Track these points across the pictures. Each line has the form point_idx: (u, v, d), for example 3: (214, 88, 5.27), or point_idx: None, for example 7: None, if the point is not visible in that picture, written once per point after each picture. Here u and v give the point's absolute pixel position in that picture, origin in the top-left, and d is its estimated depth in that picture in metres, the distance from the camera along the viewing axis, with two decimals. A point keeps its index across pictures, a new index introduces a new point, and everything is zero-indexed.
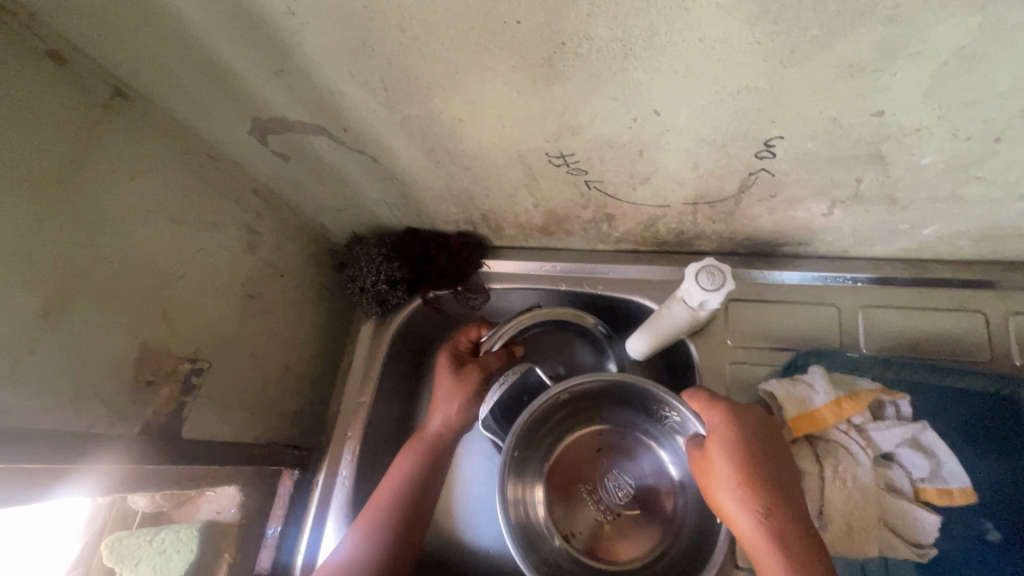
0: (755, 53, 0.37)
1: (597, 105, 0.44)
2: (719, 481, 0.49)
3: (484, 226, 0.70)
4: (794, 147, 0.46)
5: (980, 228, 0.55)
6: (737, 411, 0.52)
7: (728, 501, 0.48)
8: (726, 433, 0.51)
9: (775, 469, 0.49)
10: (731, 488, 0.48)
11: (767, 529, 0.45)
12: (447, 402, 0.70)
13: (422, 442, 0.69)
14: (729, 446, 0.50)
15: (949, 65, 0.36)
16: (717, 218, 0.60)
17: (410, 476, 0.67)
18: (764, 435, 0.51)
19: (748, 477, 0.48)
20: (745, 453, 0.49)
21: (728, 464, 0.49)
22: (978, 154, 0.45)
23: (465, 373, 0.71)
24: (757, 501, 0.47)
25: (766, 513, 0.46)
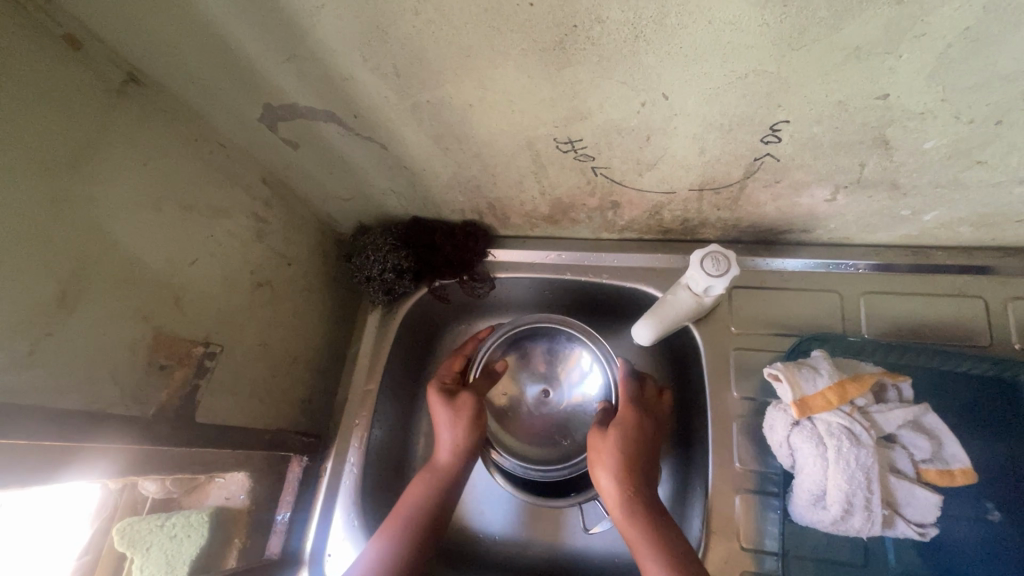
0: (764, 36, 0.37)
1: (606, 90, 0.45)
2: (601, 461, 0.59)
3: (490, 215, 0.70)
4: (799, 132, 0.47)
5: (980, 213, 0.56)
6: (627, 406, 0.64)
7: (603, 480, 0.59)
8: (617, 426, 0.61)
9: (646, 462, 0.60)
10: (606, 465, 0.59)
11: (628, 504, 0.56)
12: (452, 432, 0.65)
13: (435, 469, 0.64)
14: (614, 435, 0.61)
15: (952, 48, 0.37)
16: (722, 205, 0.61)
17: (427, 497, 0.62)
18: (647, 431, 0.62)
19: (623, 462, 0.58)
20: (631, 440, 0.60)
21: (610, 449, 0.59)
22: (979, 138, 0.45)
23: (465, 404, 0.66)
24: (626, 482, 0.57)
25: (630, 490, 0.57)
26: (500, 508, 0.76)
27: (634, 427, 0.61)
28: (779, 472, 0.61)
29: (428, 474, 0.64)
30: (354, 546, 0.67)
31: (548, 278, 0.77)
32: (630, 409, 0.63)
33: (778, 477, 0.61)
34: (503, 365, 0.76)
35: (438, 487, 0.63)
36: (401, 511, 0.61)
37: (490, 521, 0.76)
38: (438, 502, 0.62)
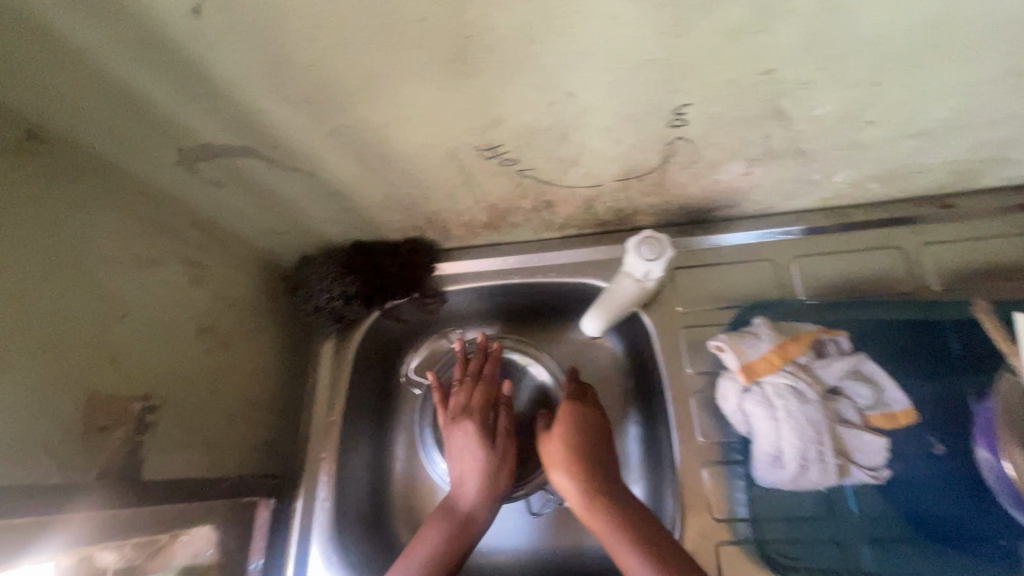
0: (648, 27, 0.40)
1: (514, 94, 0.46)
2: (554, 456, 0.61)
3: (431, 229, 0.71)
4: (703, 113, 0.50)
5: (882, 168, 0.60)
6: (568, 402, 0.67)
7: (557, 477, 0.60)
8: (562, 420, 0.64)
9: (596, 449, 0.62)
10: (558, 465, 0.60)
11: (584, 492, 0.58)
12: (480, 481, 0.65)
13: (456, 515, 0.63)
14: (560, 431, 0.63)
15: (818, 19, 0.40)
16: (649, 191, 0.63)
17: (446, 545, 0.61)
18: (595, 419, 0.65)
19: (574, 455, 0.61)
20: (580, 435, 0.63)
21: (559, 445, 0.62)
22: (864, 99, 0.49)
23: (503, 452, 0.67)
24: (579, 472, 0.60)
25: (581, 479, 0.59)
26: None
27: (576, 421, 0.64)
28: (740, 440, 0.63)
29: (450, 521, 0.62)
30: None
31: (499, 284, 0.77)
32: (571, 404, 0.66)
33: (737, 445, 0.63)
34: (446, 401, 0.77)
35: (459, 534, 0.62)
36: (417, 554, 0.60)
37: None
38: (454, 551, 0.61)
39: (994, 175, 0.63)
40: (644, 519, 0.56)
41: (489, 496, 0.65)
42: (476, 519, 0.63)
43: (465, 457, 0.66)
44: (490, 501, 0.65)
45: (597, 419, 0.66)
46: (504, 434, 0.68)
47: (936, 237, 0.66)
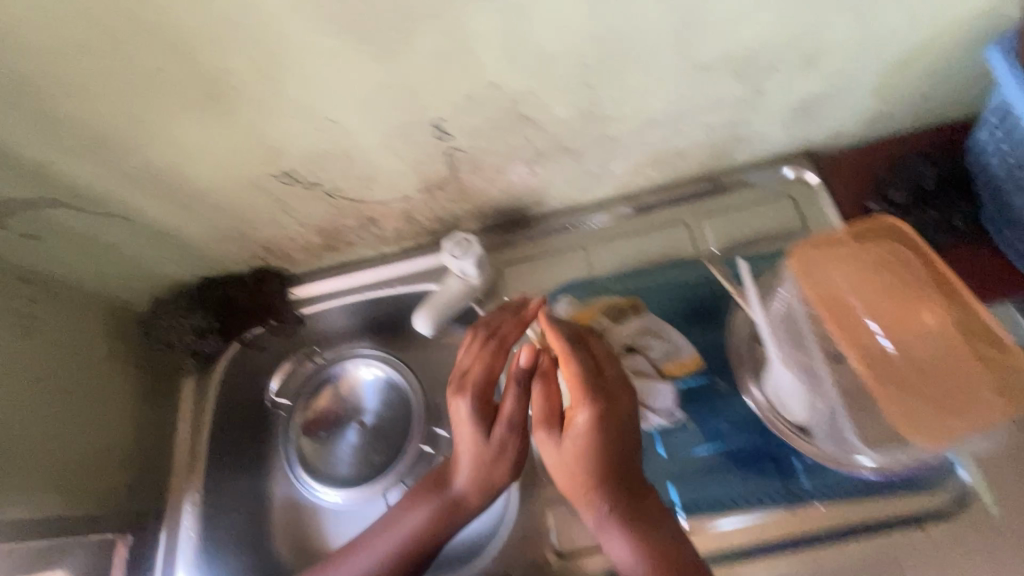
0: (364, 57, 0.47)
1: (279, 124, 0.53)
2: (568, 458, 0.56)
3: (273, 257, 0.76)
4: (459, 124, 0.58)
5: (646, 155, 0.71)
6: (579, 401, 0.56)
7: (563, 480, 0.57)
8: (589, 420, 0.55)
9: (613, 455, 0.55)
10: (569, 454, 0.56)
11: (589, 497, 0.55)
12: (468, 475, 0.61)
13: (446, 501, 0.62)
14: (587, 438, 0.54)
15: (504, 38, 0.49)
16: (456, 198, 0.71)
17: (425, 529, 0.62)
18: (616, 417, 0.55)
19: (586, 462, 0.55)
20: (597, 444, 0.54)
21: (578, 449, 0.55)
22: (588, 99, 0.58)
23: (505, 441, 0.60)
24: (601, 472, 0.54)
25: (593, 484, 0.55)
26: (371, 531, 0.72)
27: (592, 428, 0.54)
28: None
29: (438, 505, 0.62)
30: None
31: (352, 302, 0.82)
32: (589, 407, 0.55)
33: None
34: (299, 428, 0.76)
35: (445, 522, 0.62)
36: (388, 544, 0.62)
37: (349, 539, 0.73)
38: (432, 538, 0.62)
39: (744, 152, 0.74)
40: (646, 529, 0.54)
41: (472, 492, 0.61)
42: (465, 506, 0.62)
43: (462, 446, 0.62)
44: (484, 490, 0.61)
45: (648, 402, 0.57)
46: (507, 418, 0.60)
47: (714, 209, 0.77)
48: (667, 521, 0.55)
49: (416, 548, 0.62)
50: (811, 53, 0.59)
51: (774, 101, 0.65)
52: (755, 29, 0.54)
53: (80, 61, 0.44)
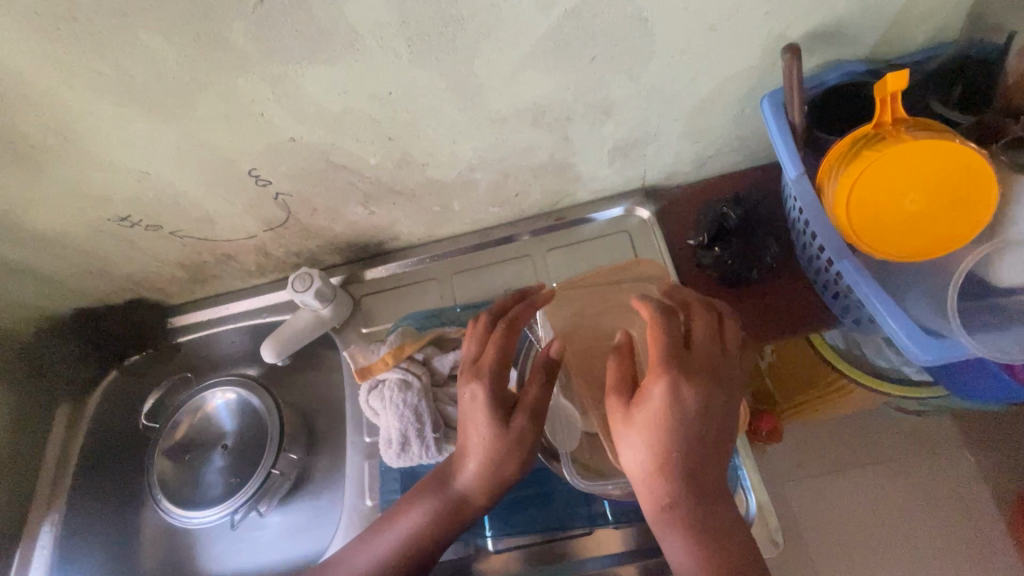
0: (152, 120, 0.53)
1: (96, 177, 0.58)
2: (629, 442, 0.50)
3: (144, 290, 0.81)
4: (274, 173, 0.63)
5: (481, 194, 0.75)
6: (649, 392, 0.50)
7: (624, 461, 0.51)
8: (661, 402, 0.49)
9: (684, 446, 0.49)
10: (642, 438, 0.50)
11: (655, 481, 0.50)
12: (482, 466, 0.57)
13: (451, 497, 0.59)
14: (663, 418, 0.49)
15: (283, 101, 0.54)
16: (304, 236, 0.76)
17: (421, 529, 0.59)
18: (705, 393, 0.50)
19: (665, 446, 0.49)
20: (682, 426, 0.49)
21: (647, 430, 0.49)
22: (397, 150, 0.64)
23: (525, 427, 0.56)
24: (662, 467, 0.49)
25: (655, 472, 0.50)
26: (232, 547, 0.79)
27: (673, 405, 0.49)
28: None
29: (443, 500, 0.59)
30: None
31: (226, 329, 0.87)
32: (668, 385, 0.49)
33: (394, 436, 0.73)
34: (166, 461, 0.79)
35: (438, 528, 0.59)
36: (450, 512, 0.59)
37: (215, 558, 0.79)
38: (430, 541, 0.59)
39: (582, 191, 0.79)
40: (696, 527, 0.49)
41: (494, 481, 0.58)
42: (468, 510, 0.59)
43: (490, 434, 0.56)
44: (491, 487, 0.58)
45: (718, 391, 0.51)
46: (528, 405, 0.57)
47: (556, 244, 0.82)
48: (721, 520, 0.50)
49: (433, 533, 0.59)
50: (603, 105, 0.63)
51: (588, 147, 0.70)
52: (535, 88, 0.59)
53: None
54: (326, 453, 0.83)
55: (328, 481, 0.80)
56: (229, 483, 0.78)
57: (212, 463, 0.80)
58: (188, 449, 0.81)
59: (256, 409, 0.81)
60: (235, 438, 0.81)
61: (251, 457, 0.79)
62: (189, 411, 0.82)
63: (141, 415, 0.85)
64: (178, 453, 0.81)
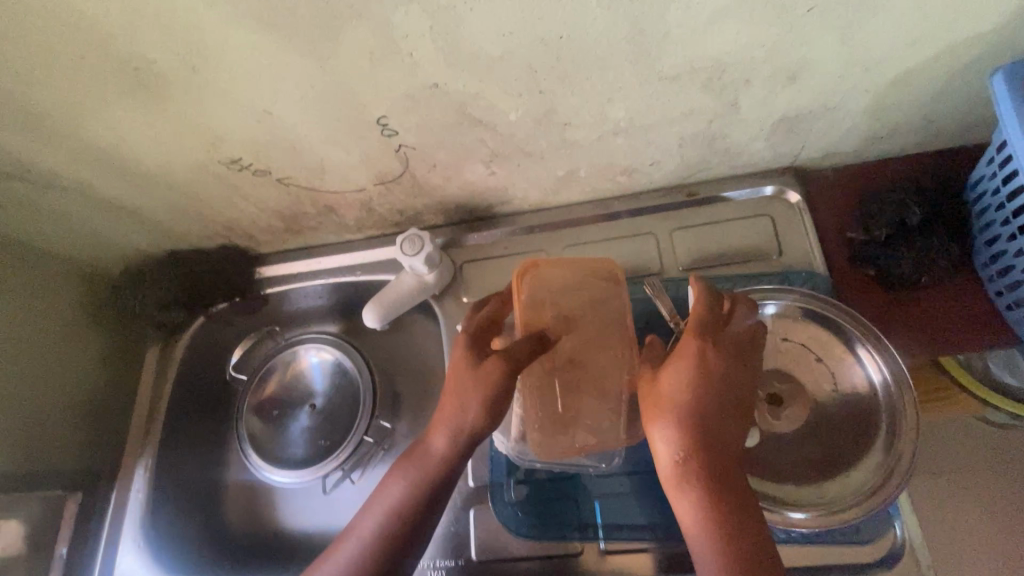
0: (290, 53, 0.46)
1: (216, 114, 0.52)
2: (656, 401, 0.48)
3: (237, 236, 0.77)
4: (403, 122, 0.56)
5: (615, 162, 0.67)
6: (680, 362, 0.48)
7: (653, 423, 0.48)
8: (679, 371, 0.48)
9: (717, 412, 0.47)
10: (666, 415, 0.47)
11: (685, 460, 0.46)
12: (449, 420, 0.54)
13: (426, 458, 0.55)
14: (676, 388, 0.48)
15: (438, 41, 0.46)
16: (414, 193, 0.69)
17: (403, 494, 0.55)
18: (728, 365, 0.48)
19: (689, 424, 0.47)
20: (705, 402, 0.47)
21: (672, 402, 0.47)
22: (543, 106, 0.55)
23: (488, 374, 0.51)
24: (687, 428, 0.47)
25: (694, 454, 0.46)
26: (315, 510, 0.76)
27: (700, 366, 0.47)
28: None
29: (414, 461, 0.56)
30: (142, 566, 0.72)
31: (315, 284, 0.82)
32: (702, 351, 0.48)
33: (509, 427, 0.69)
34: (256, 416, 0.77)
35: (422, 486, 0.55)
36: (422, 469, 0.55)
37: (296, 513, 0.76)
38: (413, 506, 0.55)
39: (724, 165, 0.70)
40: (729, 519, 0.45)
41: (467, 431, 0.53)
42: (444, 471, 0.54)
43: (458, 383, 0.53)
44: (456, 443, 0.54)
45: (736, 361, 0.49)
46: (507, 357, 0.50)
47: (684, 223, 0.73)
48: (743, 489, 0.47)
49: (417, 494, 0.55)
50: (793, 68, 0.53)
51: (753, 116, 0.60)
52: (725, 43, 0.49)
53: (10, 45, 0.44)
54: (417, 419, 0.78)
55: None
56: (318, 446, 0.76)
57: (297, 420, 0.78)
58: (277, 408, 0.79)
59: (350, 372, 0.78)
60: (325, 400, 0.79)
61: (341, 421, 0.77)
62: (283, 364, 0.80)
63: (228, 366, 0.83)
64: (267, 410, 0.79)
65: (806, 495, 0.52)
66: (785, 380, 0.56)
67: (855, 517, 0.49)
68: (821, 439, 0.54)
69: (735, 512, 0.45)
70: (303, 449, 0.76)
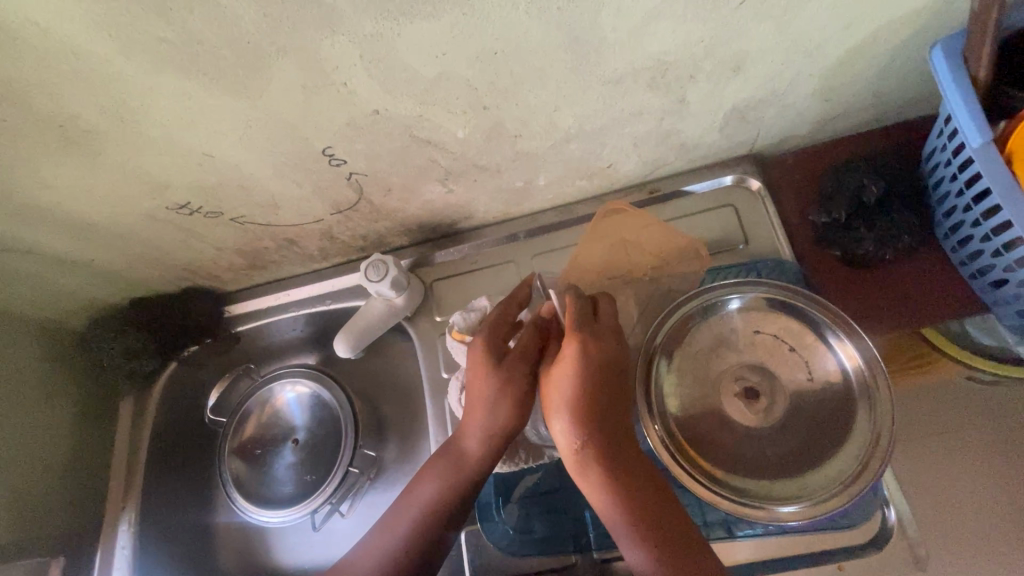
0: (220, 95, 0.44)
1: (155, 162, 0.51)
2: (555, 403, 0.51)
3: (200, 278, 0.75)
4: (350, 150, 0.55)
5: (572, 167, 0.66)
6: (562, 360, 0.51)
7: (553, 422, 0.51)
8: (562, 369, 0.51)
9: (598, 400, 0.50)
10: (558, 413, 0.50)
11: (578, 452, 0.49)
12: (480, 424, 0.56)
13: (458, 461, 0.58)
14: (561, 386, 0.50)
15: (370, 68, 0.45)
16: (373, 217, 0.68)
17: (435, 498, 0.57)
18: (604, 357, 0.51)
19: (579, 418, 0.49)
20: (587, 394, 0.50)
21: (559, 400, 0.50)
22: (490, 121, 0.55)
23: (513, 369, 0.56)
24: (580, 422, 0.49)
25: (584, 446, 0.49)
26: (310, 545, 0.76)
27: (585, 364, 0.50)
28: None
29: (447, 464, 0.58)
30: None
31: (287, 317, 0.81)
32: (579, 347, 0.51)
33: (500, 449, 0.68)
34: (239, 460, 0.76)
35: (461, 481, 0.57)
36: (456, 472, 0.57)
37: (292, 551, 0.76)
38: (447, 508, 0.57)
39: (682, 159, 0.69)
40: (631, 499, 0.48)
41: (500, 431, 0.56)
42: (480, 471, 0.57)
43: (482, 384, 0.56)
44: (492, 444, 0.57)
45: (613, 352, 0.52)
46: (523, 352, 0.57)
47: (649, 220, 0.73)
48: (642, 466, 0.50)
49: (450, 496, 0.57)
50: (736, 59, 0.53)
51: (703, 110, 0.60)
52: (663, 43, 0.49)
53: None
54: (402, 443, 0.77)
55: (405, 471, 0.76)
56: (307, 481, 0.75)
57: (283, 458, 0.77)
58: (260, 448, 0.78)
59: (330, 402, 0.76)
60: (308, 434, 0.77)
61: (327, 453, 0.76)
62: (259, 403, 0.78)
63: (206, 408, 0.81)
64: (250, 451, 0.77)
65: (794, 489, 0.52)
66: (759, 372, 0.56)
67: (839, 505, 0.49)
68: (803, 427, 0.54)
69: (641, 491, 0.49)
70: (293, 486, 0.75)
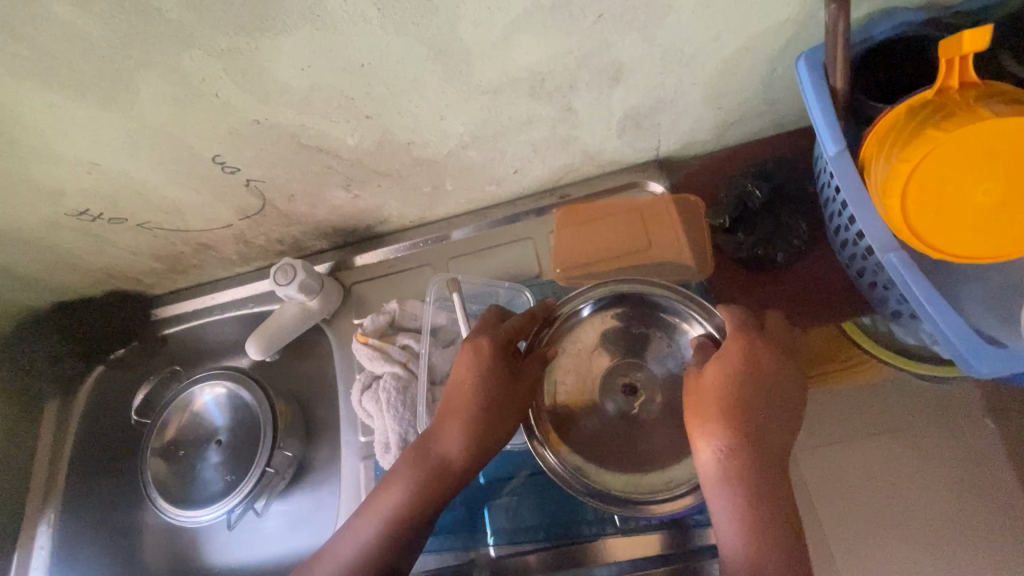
0: (90, 107, 0.46)
1: (41, 171, 0.52)
2: (698, 411, 0.50)
3: (122, 282, 0.77)
4: (241, 158, 0.56)
5: (478, 173, 0.68)
6: (730, 358, 0.51)
7: (699, 428, 0.50)
8: (719, 371, 0.50)
9: (751, 411, 0.49)
10: (710, 419, 0.49)
11: (729, 461, 0.48)
12: (471, 439, 0.54)
13: (437, 472, 0.55)
14: (727, 385, 0.50)
15: (235, 80, 0.46)
16: (285, 222, 0.70)
17: (403, 507, 0.55)
18: (764, 364, 0.51)
19: (736, 424, 0.48)
20: (740, 401, 0.49)
21: (716, 403, 0.49)
22: (377, 130, 0.56)
23: (521, 395, 0.55)
24: (733, 428, 0.48)
25: (739, 453, 0.48)
26: (231, 545, 0.77)
27: (736, 372, 0.50)
28: None
29: (424, 474, 0.55)
30: None
31: (211, 321, 0.82)
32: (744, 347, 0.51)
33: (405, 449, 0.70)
34: (161, 462, 0.77)
35: (432, 496, 0.55)
36: (433, 483, 0.55)
37: (219, 550, 0.77)
38: (414, 519, 0.55)
39: (589, 165, 0.71)
40: (775, 518, 0.47)
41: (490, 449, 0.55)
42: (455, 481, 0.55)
43: (489, 400, 0.54)
44: (478, 459, 0.55)
45: (772, 373, 0.51)
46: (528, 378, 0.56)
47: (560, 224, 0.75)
48: (781, 500, 0.48)
49: (421, 509, 0.55)
50: (612, 69, 0.55)
51: (595, 118, 0.62)
52: (532, 53, 0.50)
53: None
54: (325, 442, 0.78)
55: (325, 471, 0.77)
56: (225, 481, 0.75)
57: (204, 459, 0.78)
58: (182, 450, 0.79)
59: (246, 401, 0.77)
60: (228, 434, 0.78)
61: (244, 453, 0.77)
62: (176, 409, 0.79)
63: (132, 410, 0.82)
64: (173, 452, 0.79)
65: (660, 484, 0.53)
66: (637, 370, 0.58)
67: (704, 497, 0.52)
68: (677, 423, 0.55)
69: (784, 514, 0.47)
70: (212, 486, 0.76)
